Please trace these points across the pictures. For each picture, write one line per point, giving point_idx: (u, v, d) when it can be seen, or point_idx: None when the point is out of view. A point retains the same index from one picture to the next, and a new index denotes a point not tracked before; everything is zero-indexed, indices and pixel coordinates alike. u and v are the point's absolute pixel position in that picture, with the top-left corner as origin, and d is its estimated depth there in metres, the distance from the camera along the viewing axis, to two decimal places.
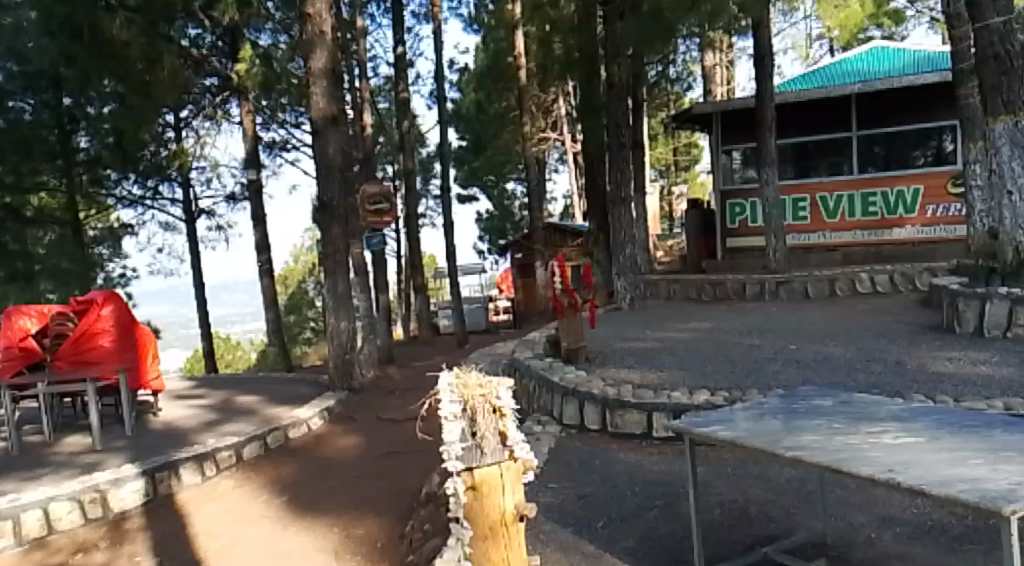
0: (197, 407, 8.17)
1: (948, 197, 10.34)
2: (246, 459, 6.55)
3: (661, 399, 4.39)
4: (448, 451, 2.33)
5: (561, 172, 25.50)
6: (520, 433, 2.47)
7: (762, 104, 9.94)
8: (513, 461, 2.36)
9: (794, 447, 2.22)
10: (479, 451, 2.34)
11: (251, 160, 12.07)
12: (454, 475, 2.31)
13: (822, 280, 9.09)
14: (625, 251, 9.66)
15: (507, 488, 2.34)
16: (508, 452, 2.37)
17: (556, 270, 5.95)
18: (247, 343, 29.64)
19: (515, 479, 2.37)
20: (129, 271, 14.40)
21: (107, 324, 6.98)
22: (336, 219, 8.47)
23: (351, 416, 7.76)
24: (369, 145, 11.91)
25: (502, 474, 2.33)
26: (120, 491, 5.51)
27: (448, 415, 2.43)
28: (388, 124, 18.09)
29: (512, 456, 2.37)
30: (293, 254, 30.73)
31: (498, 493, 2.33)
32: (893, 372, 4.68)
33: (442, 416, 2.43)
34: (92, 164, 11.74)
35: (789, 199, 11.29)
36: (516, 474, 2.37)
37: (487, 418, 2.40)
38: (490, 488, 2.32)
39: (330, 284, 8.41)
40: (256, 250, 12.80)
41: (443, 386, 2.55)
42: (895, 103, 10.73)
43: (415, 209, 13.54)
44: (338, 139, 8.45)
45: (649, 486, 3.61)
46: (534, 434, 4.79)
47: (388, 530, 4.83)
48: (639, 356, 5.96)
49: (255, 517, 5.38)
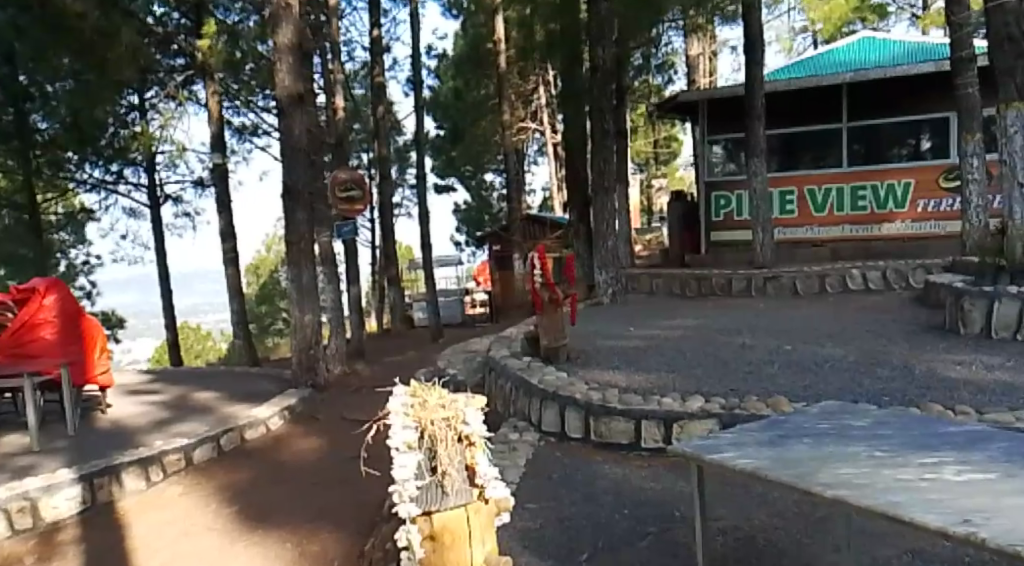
0: (149, 405, 7.57)
1: (940, 192, 10.05)
2: (197, 462, 6.02)
3: (650, 405, 3.96)
4: (402, 491, 2.00)
5: (540, 164, 24.96)
6: (494, 466, 2.15)
7: (751, 93, 9.55)
8: (484, 503, 2.09)
9: (831, 484, 1.77)
10: (440, 490, 2.05)
11: (219, 144, 11.41)
12: (408, 521, 2.02)
13: (811, 276, 8.74)
14: (607, 244, 9.20)
15: (475, 537, 2.05)
16: (477, 491, 2.09)
17: (537, 262, 5.41)
18: (217, 334, 28.69)
19: (486, 525, 2.09)
20: (93, 258, 13.98)
21: (50, 315, 6.37)
22: (301, 205, 7.92)
23: (314, 416, 7.24)
24: (341, 130, 11.29)
25: (469, 520, 2.05)
26: (53, 499, 4.96)
27: (399, 444, 2.03)
28: (364, 112, 17.47)
29: (482, 495, 2.10)
30: (265, 243, 29.87)
31: (464, 543, 2.03)
32: (901, 377, 4.29)
33: (392, 446, 2.02)
34: (50, 146, 11.14)
35: (777, 192, 10.89)
36: (488, 518, 2.09)
37: (450, 449, 2.06)
38: (455, 538, 2.02)
39: (294, 275, 7.88)
40: (221, 238, 12.18)
41: (395, 406, 2.13)
42: (886, 94, 10.43)
43: (390, 198, 12.98)
44: (305, 120, 7.91)
45: (640, 508, 3.16)
46: (509, 443, 4.33)
47: (347, 548, 4.34)
48: (624, 356, 5.51)
49: (201, 529, 4.86)
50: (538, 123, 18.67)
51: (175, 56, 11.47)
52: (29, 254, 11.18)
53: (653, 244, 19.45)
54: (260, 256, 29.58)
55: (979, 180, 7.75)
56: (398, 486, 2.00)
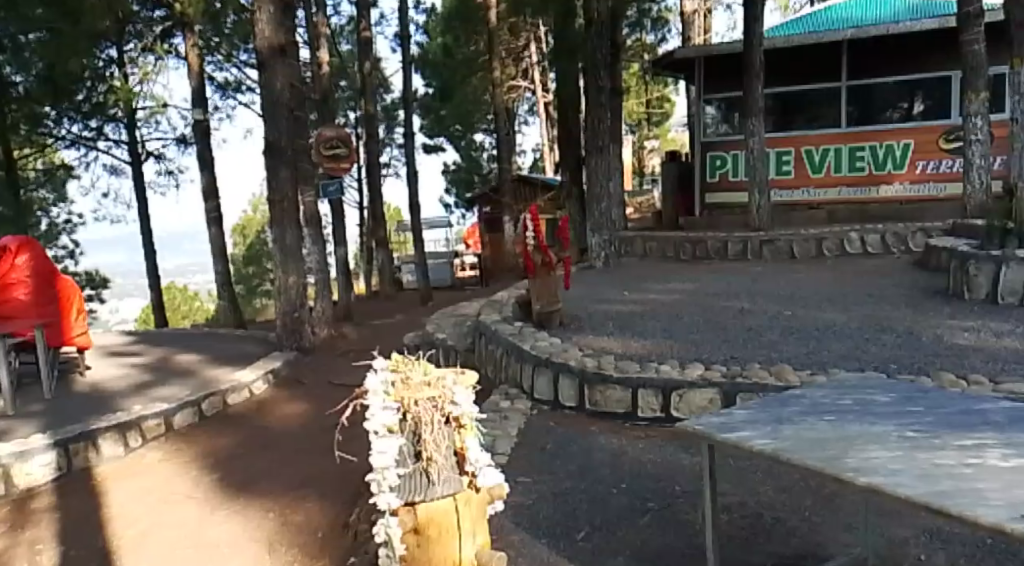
0: (130, 367, 7.35)
1: (939, 153, 9.82)
2: (178, 427, 5.82)
3: (648, 374, 3.79)
4: (380, 480, 1.82)
5: (532, 124, 24.46)
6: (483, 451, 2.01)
7: (750, 48, 9.22)
8: (474, 492, 1.95)
9: (863, 469, 1.59)
10: (425, 479, 1.92)
11: (199, 100, 10.99)
12: (388, 515, 1.84)
13: (808, 240, 8.56)
14: (600, 207, 8.96)
15: (464, 531, 1.90)
16: (467, 479, 1.95)
17: (529, 224, 5.15)
18: (204, 295, 28.30)
19: (477, 516, 1.94)
20: (75, 217, 13.39)
21: (22, 274, 6.12)
22: (284, 162, 7.59)
23: (299, 380, 7.04)
24: (325, 85, 10.88)
25: (457, 511, 1.90)
26: (26, 466, 4.77)
27: (378, 428, 1.85)
28: (350, 68, 16.95)
29: (473, 484, 1.96)
30: (252, 204, 29.31)
31: (451, 538, 1.88)
32: (908, 345, 4.13)
33: (370, 429, 1.84)
34: (25, 102, 10.61)
35: (773, 153, 10.63)
36: (480, 508, 1.94)
37: (437, 431, 1.93)
38: (440, 531, 1.87)
39: (277, 234, 7.61)
40: (203, 196, 11.80)
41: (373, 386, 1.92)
42: (889, 51, 10.14)
43: (377, 156, 12.61)
44: (287, 73, 7.56)
45: (637, 484, 3.00)
46: (500, 412, 4.14)
47: (330, 519, 4.17)
48: (619, 321, 5.33)
49: (180, 498, 4.69)
50: (530, 82, 18.20)
51: (154, 8, 10.96)
52: (7, 214, 10.46)
53: (644, 207, 19.23)
54: (246, 216, 29.06)
55: (983, 141, 7.64)
56: (377, 474, 1.84)
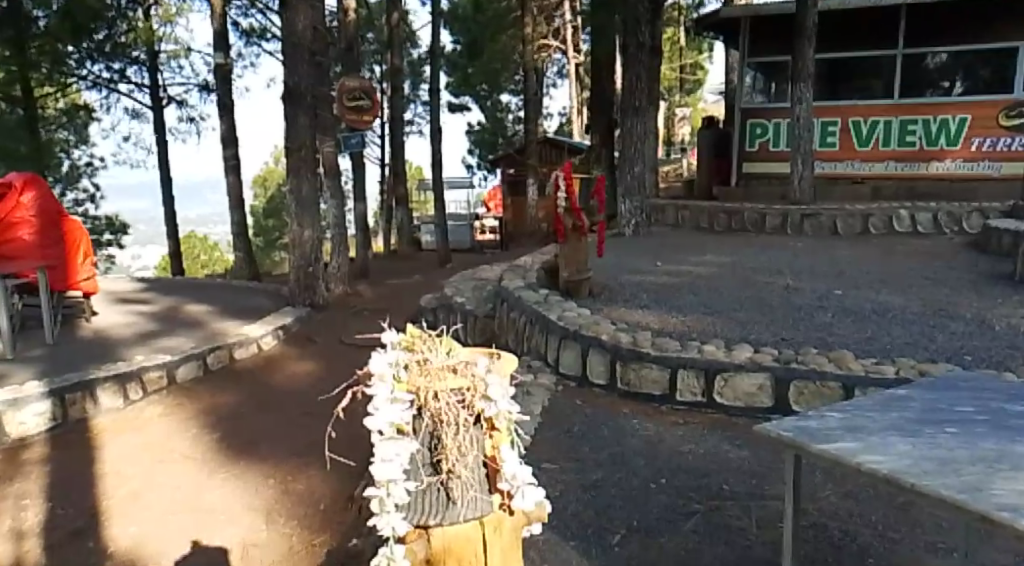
0: (137, 315, 7.06)
1: (998, 129, 9.18)
2: (180, 381, 5.52)
3: (690, 353, 3.39)
4: (383, 497, 1.47)
5: (560, 86, 23.70)
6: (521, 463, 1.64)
7: (802, 8, 8.58)
8: (507, 514, 1.59)
9: (1017, 508, 1.20)
10: (444, 495, 1.59)
11: (220, 42, 10.54)
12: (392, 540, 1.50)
13: (853, 216, 8.05)
14: (634, 170, 8.50)
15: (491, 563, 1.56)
16: (498, 500, 1.61)
17: (562, 184, 4.74)
18: (224, 246, 28.10)
19: (510, 544, 1.60)
20: (96, 160, 12.87)
21: (27, 214, 5.65)
22: (303, 108, 7.16)
23: (310, 337, 6.73)
24: (351, 32, 10.35)
25: (483, 539, 1.55)
26: (18, 414, 4.49)
27: (383, 428, 1.49)
28: (377, 20, 16.37)
29: (505, 505, 1.61)
30: (273, 157, 28.84)
31: None
32: (981, 334, 3.71)
33: (373, 429, 1.48)
34: (47, 40, 9.92)
35: (819, 123, 10.04)
36: (513, 535, 1.60)
37: (461, 435, 1.58)
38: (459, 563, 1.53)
39: (293, 185, 7.24)
40: (222, 144, 11.39)
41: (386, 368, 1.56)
42: (951, 20, 9.48)
43: (400, 112, 12.14)
44: (310, 14, 7.10)
45: (679, 479, 2.64)
46: (522, 387, 3.78)
47: (333, 491, 3.87)
48: (654, 293, 4.94)
49: (179, 457, 4.39)
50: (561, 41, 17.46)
51: None
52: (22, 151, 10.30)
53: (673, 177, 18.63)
54: (268, 168, 28.67)
55: None
56: (381, 488, 1.48)
